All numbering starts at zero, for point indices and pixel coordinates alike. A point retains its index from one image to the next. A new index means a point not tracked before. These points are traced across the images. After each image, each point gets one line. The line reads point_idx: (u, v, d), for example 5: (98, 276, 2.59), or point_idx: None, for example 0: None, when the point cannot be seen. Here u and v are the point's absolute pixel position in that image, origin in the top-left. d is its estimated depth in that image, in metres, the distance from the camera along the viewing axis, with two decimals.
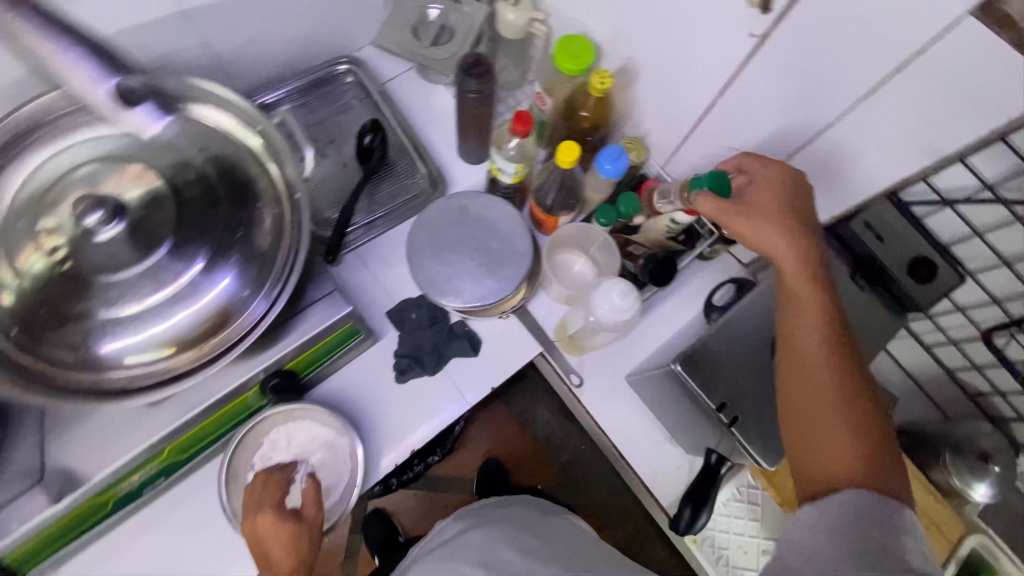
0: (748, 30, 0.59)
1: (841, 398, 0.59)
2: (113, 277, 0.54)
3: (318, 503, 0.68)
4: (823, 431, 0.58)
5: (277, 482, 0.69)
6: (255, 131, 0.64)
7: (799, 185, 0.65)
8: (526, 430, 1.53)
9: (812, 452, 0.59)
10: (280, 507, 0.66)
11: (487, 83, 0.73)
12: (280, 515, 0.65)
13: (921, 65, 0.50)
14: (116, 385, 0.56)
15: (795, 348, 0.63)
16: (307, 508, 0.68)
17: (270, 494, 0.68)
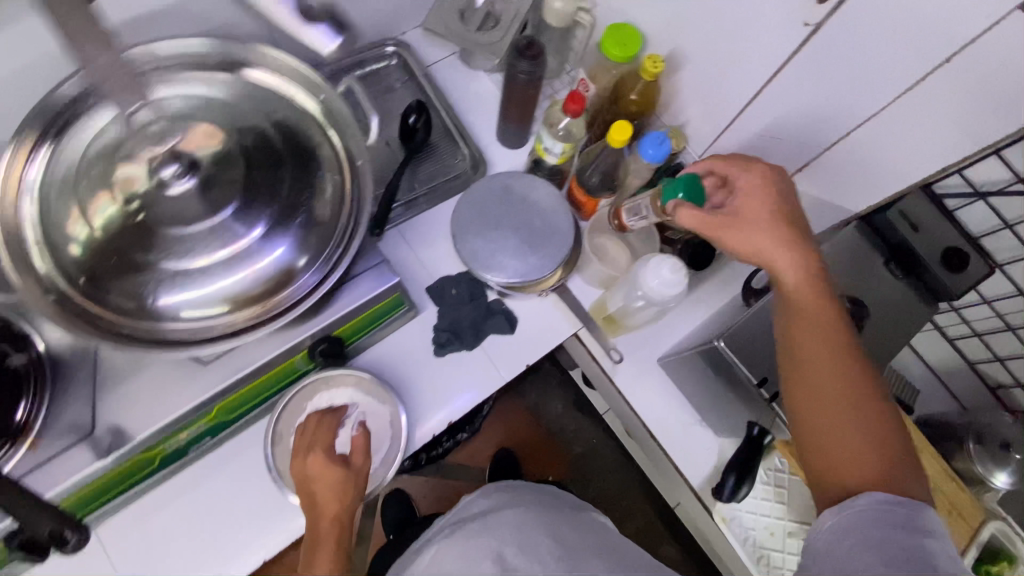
0: (804, 19, 0.60)
1: (850, 403, 0.57)
2: (184, 230, 0.56)
3: (366, 452, 0.71)
4: (836, 439, 0.57)
5: (330, 426, 0.71)
6: (317, 99, 0.66)
7: (781, 191, 0.65)
8: (539, 421, 1.55)
9: (828, 459, 0.57)
10: (331, 451, 0.69)
11: (538, 66, 0.76)
12: (330, 458, 0.68)
13: (970, 56, 0.53)
14: (180, 338, 0.58)
15: (796, 358, 0.60)
16: (355, 455, 0.70)
17: (321, 436, 0.70)
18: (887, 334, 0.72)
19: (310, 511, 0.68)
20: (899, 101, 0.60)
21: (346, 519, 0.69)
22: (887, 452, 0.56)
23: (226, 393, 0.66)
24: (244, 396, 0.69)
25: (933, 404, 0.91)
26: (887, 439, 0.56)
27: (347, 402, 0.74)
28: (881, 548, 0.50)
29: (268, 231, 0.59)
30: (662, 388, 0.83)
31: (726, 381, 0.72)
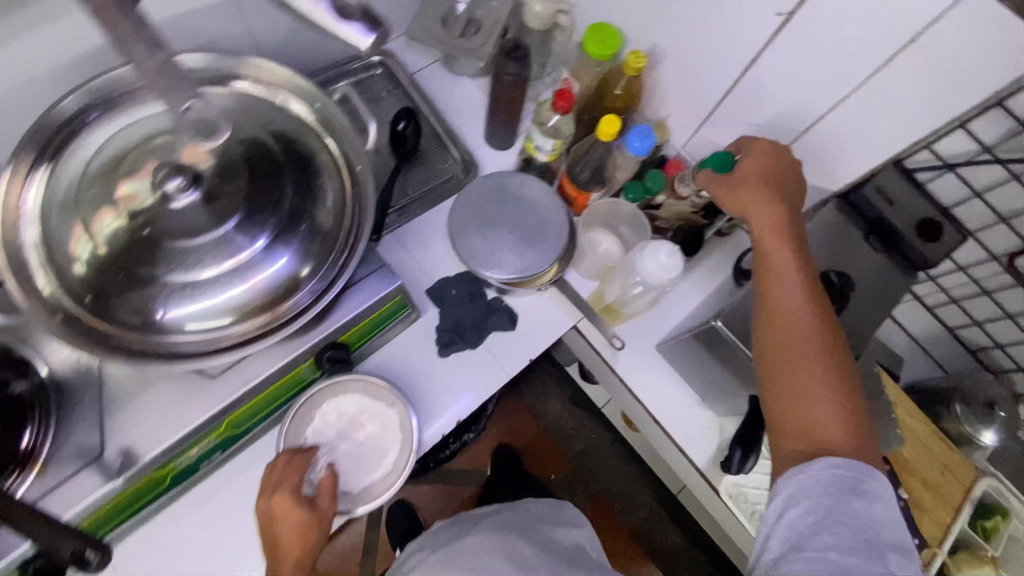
0: (776, 10, 0.65)
1: (826, 365, 0.61)
2: (190, 242, 0.56)
3: (332, 495, 0.69)
4: (807, 398, 0.60)
5: (299, 466, 0.69)
6: (313, 108, 0.67)
7: (784, 169, 0.71)
8: (538, 420, 1.57)
9: (796, 416, 0.60)
10: (297, 492, 0.66)
11: (525, 67, 0.78)
12: (296, 501, 0.66)
13: (934, 36, 0.57)
14: (192, 350, 0.58)
15: (776, 316, 0.64)
16: (321, 497, 0.69)
17: (289, 476, 0.67)
18: (873, 304, 0.76)
19: (273, 553, 0.66)
20: (870, 81, 0.64)
21: (307, 563, 0.67)
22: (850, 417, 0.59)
23: (236, 405, 0.67)
24: (255, 406, 0.69)
25: (917, 371, 0.95)
26: (851, 405, 0.60)
27: (355, 409, 0.74)
28: (840, 515, 0.53)
29: (272, 240, 0.60)
30: (662, 373, 0.86)
31: (725, 360, 0.74)
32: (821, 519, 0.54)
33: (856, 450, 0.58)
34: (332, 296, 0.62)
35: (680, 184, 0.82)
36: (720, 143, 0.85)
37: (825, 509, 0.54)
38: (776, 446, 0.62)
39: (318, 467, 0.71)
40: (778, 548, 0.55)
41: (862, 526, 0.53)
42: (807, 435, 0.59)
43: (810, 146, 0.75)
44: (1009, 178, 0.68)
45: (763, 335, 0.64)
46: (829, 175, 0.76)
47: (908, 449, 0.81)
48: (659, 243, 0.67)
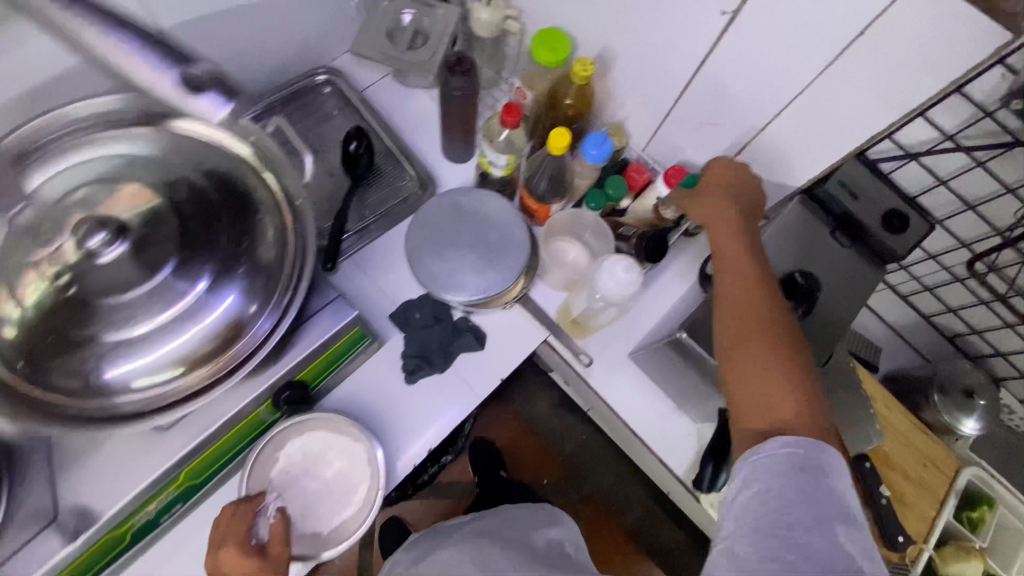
0: (720, 9, 0.63)
1: (783, 348, 0.60)
2: (120, 298, 0.53)
3: (285, 539, 0.65)
4: (764, 379, 0.59)
5: (245, 515, 0.65)
6: (248, 143, 0.64)
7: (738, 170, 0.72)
8: (527, 425, 1.56)
9: (751, 397, 0.59)
10: (245, 542, 0.62)
11: (472, 81, 0.75)
12: (244, 551, 0.61)
13: (883, 28, 0.54)
14: (131, 410, 0.56)
15: (734, 302, 0.64)
16: (273, 544, 0.64)
17: (235, 527, 0.63)
18: (844, 301, 0.74)
19: None
20: (823, 77, 0.62)
21: None
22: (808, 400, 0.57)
23: (191, 456, 0.64)
24: (215, 453, 0.67)
25: (897, 359, 0.94)
26: (809, 388, 0.58)
27: (320, 446, 0.73)
28: (789, 496, 0.51)
29: (214, 280, 0.57)
30: (636, 382, 0.84)
31: (695, 369, 0.73)
32: (772, 503, 0.51)
33: (813, 431, 0.55)
34: (281, 335, 0.60)
35: (664, 208, 0.81)
36: (680, 143, 0.82)
37: (776, 494, 0.51)
38: (734, 432, 0.60)
39: (268, 513, 0.67)
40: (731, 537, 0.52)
41: (816, 509, 0.50)
42: (763, 417, 0.58)
43: (770, 143, 0.73)
44: (972, 165, 0.67)
45: (722, 322, 0.65)
46: (789, 171, 0.75)
47: (890, 443, 0.80)
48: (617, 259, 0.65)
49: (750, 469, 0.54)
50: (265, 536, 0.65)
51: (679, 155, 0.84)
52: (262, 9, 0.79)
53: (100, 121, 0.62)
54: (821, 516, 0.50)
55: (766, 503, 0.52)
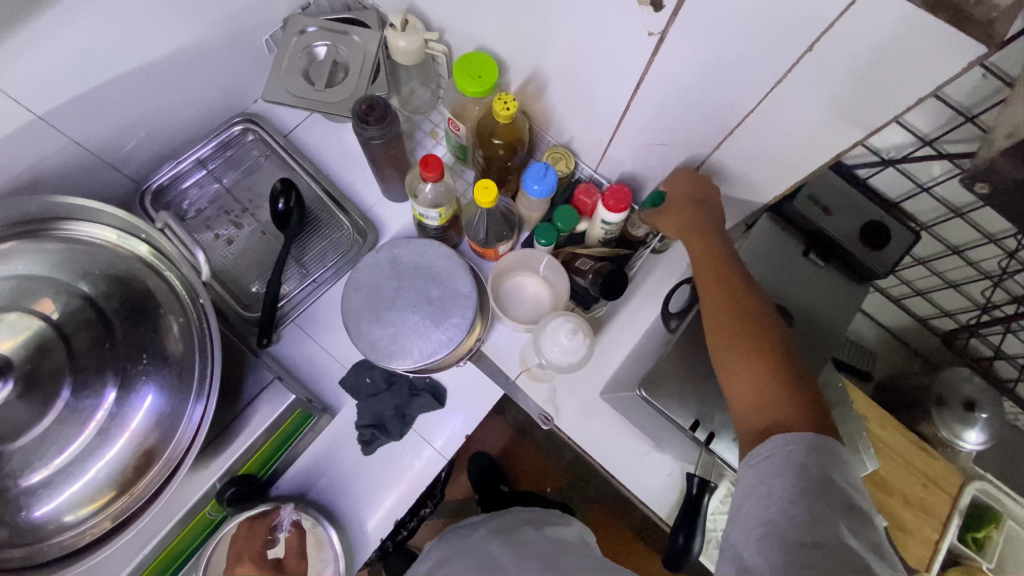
0: (647, 30, 0.52)
1: (773, 346, 0.56)
2: (15, 443, 0.50)
3: (298, 552, 0.73)
4: (757, 381, 0.55)
5: (259, 534, 0.71)
6: (141, 238, 0.60)
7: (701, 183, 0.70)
8: (523, 433, 1.34)
9: (747, 400, 0.55)
10: (259, 559, 0.72)
11: (389, 128, 0.67)
12: (259, 565, 0.72)
13: (831, 42, 0.44)
14: (51, 555, 0.51)
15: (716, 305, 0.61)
16: (289, 557, 0.73)
17: (252, 542, 0.72)
18: (825, 325, 0.67)
19: None
20: (771, 95, 0.52)
21: None
22: (807, 395, 0.53)
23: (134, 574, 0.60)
24: (161, 563, 0.63)
25: (892, 362, 0.87)
26: (805, 384, 0.54)
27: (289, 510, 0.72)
28: (784, 494, 0.47)
29: (122, 388, 0.54)
30: (613, 423, 0.76)
31: (663, 419, 0.67)
32: (768, 507, 0.48)
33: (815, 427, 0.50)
34: (209, 426, 0.55)
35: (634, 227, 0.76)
36: (631, 162, 0.74)
37: (771, 507, 0.48)
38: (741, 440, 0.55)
39: (283, 527, 0.72)
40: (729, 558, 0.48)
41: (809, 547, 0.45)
42: (762, 418, 0.53)
43: (729, 159, 0.64)
44: (956, 172, 0.60)
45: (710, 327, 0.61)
46: (754, 189, 0.66)
47: (884, 463, 0.72)
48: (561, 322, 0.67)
49: (758, 471, 0.50)
50: (281, 549, 0.73)
51: (631, 174, 0.76)
52: (157, 70, 0.71)
53: None
54: (821, 537, 0.45)
55: (768, 509, 0.48)
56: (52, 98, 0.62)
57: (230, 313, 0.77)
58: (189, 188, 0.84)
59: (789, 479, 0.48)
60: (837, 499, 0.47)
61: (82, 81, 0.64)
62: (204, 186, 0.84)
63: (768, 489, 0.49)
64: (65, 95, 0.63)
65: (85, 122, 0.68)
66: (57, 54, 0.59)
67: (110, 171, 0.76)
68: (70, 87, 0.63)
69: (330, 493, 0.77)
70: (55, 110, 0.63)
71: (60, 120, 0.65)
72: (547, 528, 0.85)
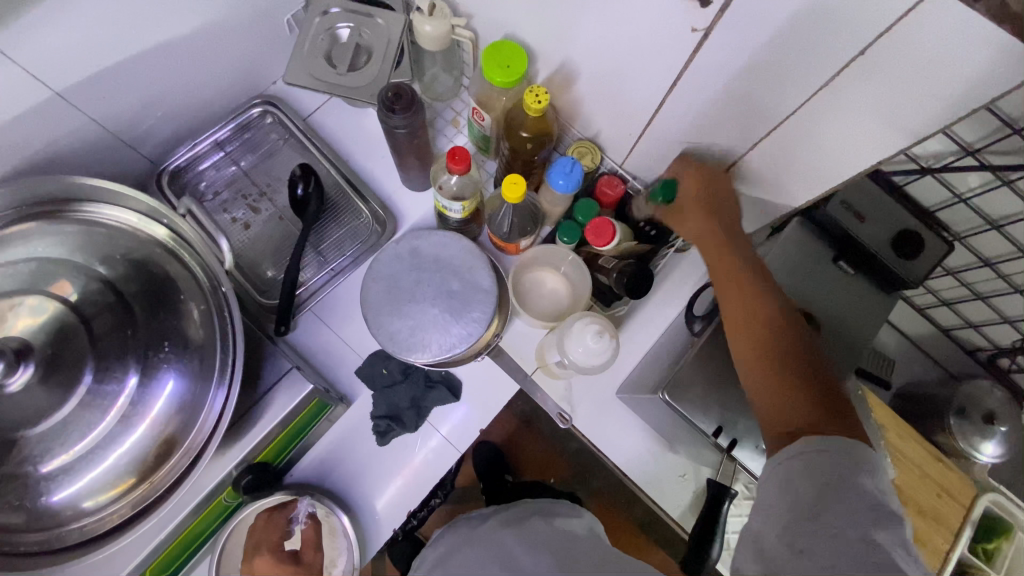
0: (690, 25, 0.50)
1: (791, 348, 0.56)
2: (37, 428, 0.50)
3: (312, 545, 0.76)
4: (777, 385, 0.55)
5: (277, 525, 0.75)
6: (161, 222, 0.59)
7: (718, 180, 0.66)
8: (529, 423, 1.31)
9: (770, 404, 0.55)
10: (276, 551, 0.75)
11: (414, 116, 0.65)
12: (276, 557, 0.75)
13: (890, 44, 0.42)
14: (73, 538, 0.52)
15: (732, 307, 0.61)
16: (305, 550, 0.76)
17: (269, 534, 0.75)
18: (852, 335, 0.68)
19: None
20: (818, 96, 0.50)
21: None
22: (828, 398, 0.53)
23: (151, 557, 0.60)
24: (178, 546, 0.64)
25: (911, 371, 0.86)
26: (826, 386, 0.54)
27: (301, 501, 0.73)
28: (806, 492, 0.47)
29: (144, 374, 0.53)
30: (628, 420, 0.76)
31: (685, 423, 0.67)
32: (793, 503, 0.48)
33: (841, 431, 0.50)
34: (233, 414, 0.54)
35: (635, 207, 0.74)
36: (659, 160, 0.72)
37: (793, 503, 0.48)
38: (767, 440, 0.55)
39: (298, 519, 0.75)
40: (748, 560, 0.48)
41: None
42: (785, 422, 0.53)
43: (761, 160, 0.62)
44: (998, 183, 0.60)
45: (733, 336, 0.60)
46: (785, 193, 0.65)
47: (900, 474, 0.71)
48: (588, 324, 0.66)
49: (783, 467, 0.50)
50: (298, 540, 0.76)
51: (657, 172, 0.75)
52: (177, 50, 0.69)
53: None
54: None
55: (790, 509, 0.48)
56: (70, 75, 0.60)
57: (247, 299, 0.76)
58: (206, 169, 0.82)
59: (807, 475, 0.48)
60: (865, 497, 0.45)
61: (100, 59, 0.62)
62: (222, 168, 0.83)
63: (794, 489, 0.48)
64: (81, 71, 0.61)
65: (102, 100, 0.66)
66: (76, 29, 0.58)
67: (126, 149, 0.75)
68: (89, 64, 0.61)
69: (343, 481, 0.77)
70: (74, 88, 0.62)
71: (78, 97, 0.63)
72: (557, 520, 0.84)
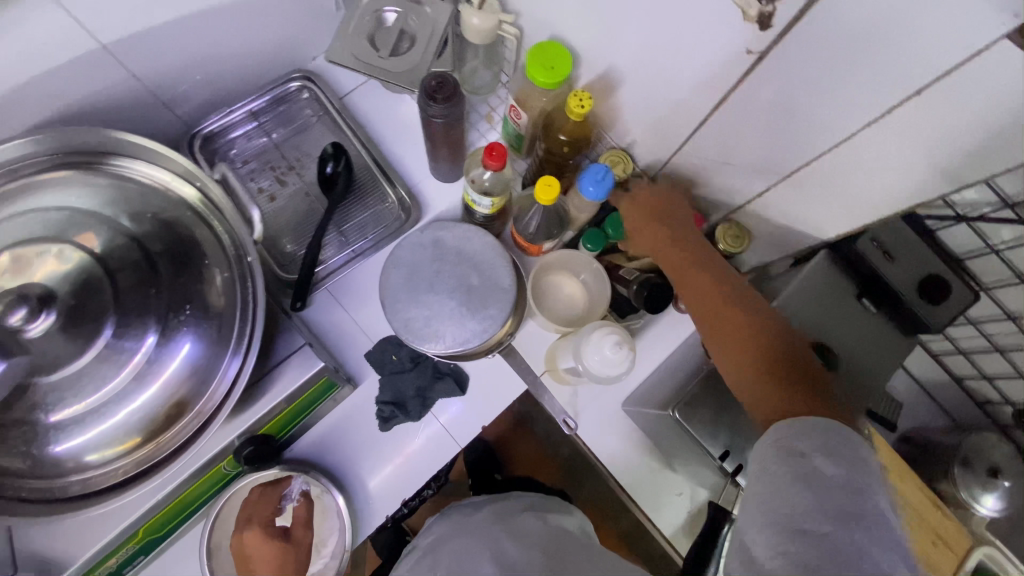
0: (746, 46, 0.50)
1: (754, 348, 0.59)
2: (52, 376, 0.50)
3: (305, 523, 0.76)
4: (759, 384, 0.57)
5: (270, 501, 0.75)
6: (194, 185, 0.59)
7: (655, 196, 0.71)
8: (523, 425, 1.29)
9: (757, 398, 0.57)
10: (268, 526, 0.74)
11: (454, 107, 0.65)
12: (266, 533, 0.73)
13: (945, 89, 0.42)
14: (72, 491, 0.52)
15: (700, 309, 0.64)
16: (296, 527, 0.75)
17: (262, 510, 0.75)
18: (859, 374, 0.69)
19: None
20: (862, 134, 0.50)
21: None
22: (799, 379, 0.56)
23: (146, 517, 0.60)
24: (175, 508, 0.64)
25: (916, 416, 0.85)
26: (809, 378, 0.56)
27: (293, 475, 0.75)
28: (795, 478, 0.48)
29: (163, 334, 0.53)
30: (631, 433, 0.76)
31: (691, 444, 0.67)
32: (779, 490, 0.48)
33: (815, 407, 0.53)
34: (246, 382, 0.55)
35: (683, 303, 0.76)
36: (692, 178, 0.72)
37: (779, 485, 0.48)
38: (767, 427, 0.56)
39: (291, 496, 0.76)
40: None
41: None
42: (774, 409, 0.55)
43: (795, 190, 0.62)
44: None
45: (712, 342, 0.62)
46: (816, 225, 0.65)
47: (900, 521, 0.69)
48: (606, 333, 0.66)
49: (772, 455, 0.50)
50: (289, 518, 0.76)
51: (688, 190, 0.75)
52: (226, 16, 0.69)
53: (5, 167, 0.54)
54: None
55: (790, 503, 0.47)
56: (118, 29, 0.61)
57: (266, 272, 0.76)
58: (237, 138, 0.82)
59: (798, 434, 0.50)
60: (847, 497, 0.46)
61: (150, 17, 0.62)
62: (254, 138, 0.83)
63: (780, 481, 0.49)
64: (130, 26, 0.61)
65: (146, 56, 0.66)
66: None
67: (162, 107, 0.75)
68: (138, 20, 0.61)
69: (339, 461, 0.77)
70: (120, 41, 0.62)
71: (122, 51, 0.63)
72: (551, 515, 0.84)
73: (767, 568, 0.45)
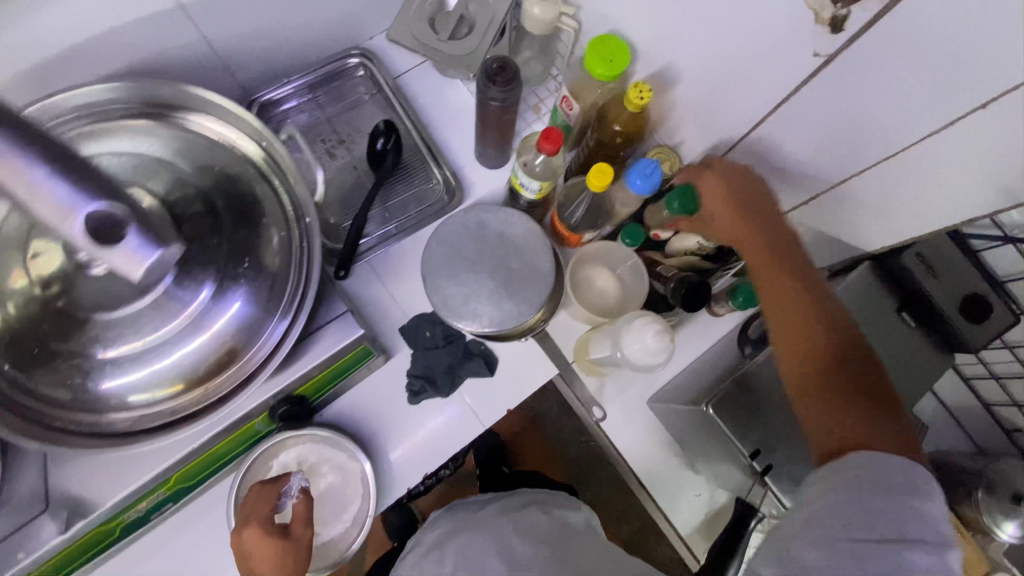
0: (813, 49, 0.51)
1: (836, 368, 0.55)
2: (113, 314, 0.51)
3: (305, 520, 0.68)
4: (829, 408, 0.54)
5: (270, 496, 0.69)
6: (260, 145, 0.61)
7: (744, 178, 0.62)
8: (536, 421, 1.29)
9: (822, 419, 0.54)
10: (266, 523, 0.65)
11: (512, 92, 0.66)
12: (265, 531, 0.65)
13: (1013, 102, 0.42)
14: (118, 428, 0.53)
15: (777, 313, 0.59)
16: (295, 525, 0.68)
17: (260, 508, 0.67)
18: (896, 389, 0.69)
19: None
20: (919, 146, 0.50)
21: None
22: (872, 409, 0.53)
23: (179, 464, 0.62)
24: (207, 459, 0.66)
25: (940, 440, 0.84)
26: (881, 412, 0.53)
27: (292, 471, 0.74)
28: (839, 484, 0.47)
29: (219, 286, 0.55)
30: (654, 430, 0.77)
31: (716, 443, 0.67)
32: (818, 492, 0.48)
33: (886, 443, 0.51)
34: (293, 341, 0.56)
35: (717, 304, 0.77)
36: None
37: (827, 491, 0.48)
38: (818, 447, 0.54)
39: (291, 493, 0.72)
40: None
41: None
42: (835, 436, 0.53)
43: (845, 197, 0.62)
44: None
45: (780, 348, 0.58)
46: (860, 235, 0.66)
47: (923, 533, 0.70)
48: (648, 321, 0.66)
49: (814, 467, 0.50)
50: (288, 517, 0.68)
51: None
52: None
53: (93, 106, 0.57)
54: None
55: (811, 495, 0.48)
56: None
57: None
58: (292, 109, 0.84)
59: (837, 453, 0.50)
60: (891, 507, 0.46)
61: None
62: (308, 109, 0.85)
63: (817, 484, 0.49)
64: None
65: (217, 20, 0.68)
66: None
67: (224, 72, 0.77)
68: None
69: (363, 433, 0.78)
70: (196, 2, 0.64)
71: (196, 13, 0.65)
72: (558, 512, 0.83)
73: (794, 561, 0.45)
